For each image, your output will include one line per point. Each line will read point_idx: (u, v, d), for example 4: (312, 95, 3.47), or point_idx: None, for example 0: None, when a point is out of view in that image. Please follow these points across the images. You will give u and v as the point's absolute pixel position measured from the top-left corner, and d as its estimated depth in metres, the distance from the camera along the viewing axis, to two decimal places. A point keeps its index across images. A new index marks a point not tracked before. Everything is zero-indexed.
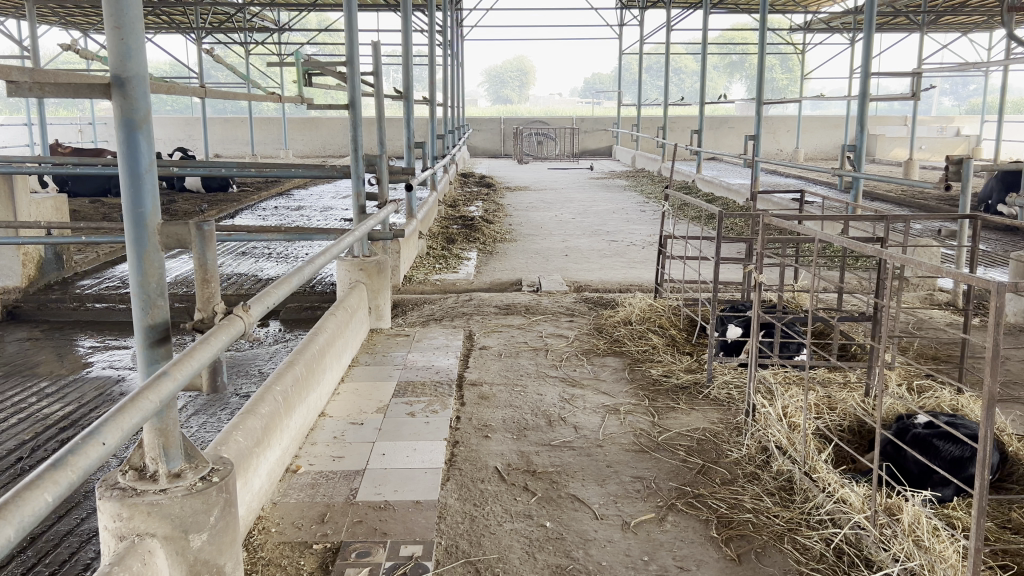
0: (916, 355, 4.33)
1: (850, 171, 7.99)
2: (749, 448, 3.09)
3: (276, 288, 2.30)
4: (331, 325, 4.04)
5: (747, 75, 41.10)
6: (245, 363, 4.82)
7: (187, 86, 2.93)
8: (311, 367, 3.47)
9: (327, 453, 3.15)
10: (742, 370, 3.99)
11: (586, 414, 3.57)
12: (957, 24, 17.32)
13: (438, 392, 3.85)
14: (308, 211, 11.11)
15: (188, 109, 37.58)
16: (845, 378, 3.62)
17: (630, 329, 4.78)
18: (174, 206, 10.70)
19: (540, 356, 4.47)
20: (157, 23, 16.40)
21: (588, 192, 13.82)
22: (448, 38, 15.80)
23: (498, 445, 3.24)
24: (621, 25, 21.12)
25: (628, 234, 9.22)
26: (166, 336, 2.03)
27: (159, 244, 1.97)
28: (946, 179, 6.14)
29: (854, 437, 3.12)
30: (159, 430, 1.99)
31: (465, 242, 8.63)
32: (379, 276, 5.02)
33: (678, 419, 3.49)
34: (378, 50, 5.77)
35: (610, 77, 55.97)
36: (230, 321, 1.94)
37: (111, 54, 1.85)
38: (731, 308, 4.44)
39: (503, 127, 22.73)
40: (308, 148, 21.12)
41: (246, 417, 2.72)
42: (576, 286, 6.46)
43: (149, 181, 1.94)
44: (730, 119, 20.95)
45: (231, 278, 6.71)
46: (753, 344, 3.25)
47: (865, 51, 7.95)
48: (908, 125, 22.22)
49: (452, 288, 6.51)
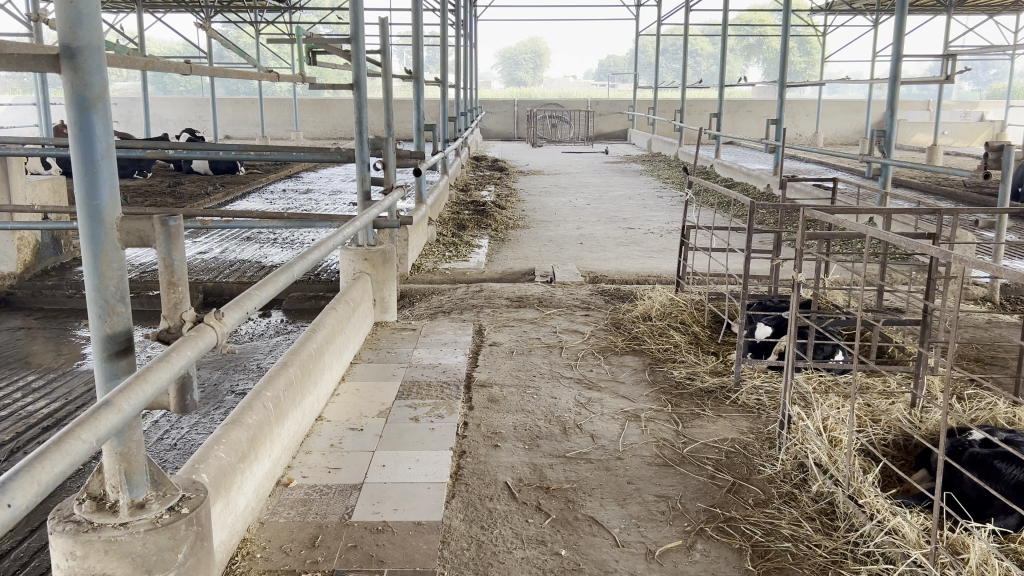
0: (959, 359, 4.04)
1: (879, 156, 7.63)
2: (784, 463, 2.82)
3: (259, 289, 2.04)
4: (330, 320, 3.77)
5: (766, 58, 40.53)
6: (244, 357, 4.57)
7: (165, 60, 2.65)
8: (307, 367, 3.20)
9: (322, 464, 2.89)
10: (773, 373, 3.71)
11: (604, 421, 3.30)
12: (984, 6, 16.83)
13: (445, 394, 3.58)
14: (317, 195, 10.85)
15: (199, 90, 37.39)
16: (885, 385, 3.34)
17: (649, 326, 4.51)
18: (180, 188, 10.46)
19: (554, 353, 4.20)
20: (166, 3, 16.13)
21: (603, 177, 13.49)
22: (461, 18, 15.41)
23: (508, 456, 2.98)
24: (638, 6, 20.68)
25: (645, 221, 8.92)
26: (127, 347, 1.76)
27: (119, 241, 1.70)
28: (985, 167, 5.79)
29: (899, 453, 2.83)
30: (119, 453, 1.74)
31: (476, 228, 8.36)
32: (384, 266, 4.76)
33: (703, 428, 3.22)
34: (387, 28, 5.44)
35: (622, 60, 55.41)
36: (200, 332, 1.67)
37: (59, 22, 1.58)
38: (761, 305, 4.14)
39: (517, 110, 22.40)
40: (319, 130, 20.84)
41: (231, 428, 2.47)
42: (591, 277, 6.18)
43: (106, 169, 1.67)
44: (748, 103, 20.53)
45: (234, 264, 6.47)
46: (789, 350, 2.96)
47: (897, 31, 7.56)
48: (931, 109, 21.71)
49: (462, 278, 6.24)
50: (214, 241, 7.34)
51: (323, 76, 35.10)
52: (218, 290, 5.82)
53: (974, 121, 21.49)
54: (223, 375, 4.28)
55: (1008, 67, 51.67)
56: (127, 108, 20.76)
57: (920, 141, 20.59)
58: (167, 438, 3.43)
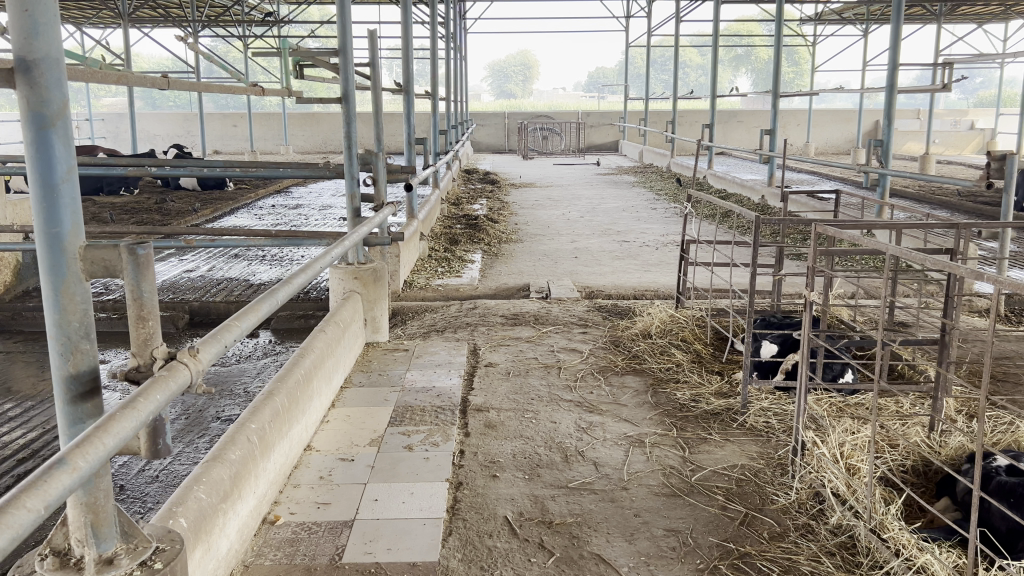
0: (972, 374, 3.89)
1: (876, 167, 7.52)
2: (799, 493, 2.68)
3: (239, 320, 1.89)
4: (319, 343, 3.61)
5: (755, 69, 40.65)
6: (230, 381, 4.40)
7: (139, 75, 2.50)
8: (294, 396, 3.04)
9: (311, 498, 2.73)
10: (781, 394, 3.56)
11: (608, 447, 3.15)
12: (973, 15, 16.85)
13: (439, 420, 3.43)
14: (306, 210, 10.68)
15: (189, 104, 37.25)
16: (899, 406, 3.20)
17: (650, 344, 4.37)
18: (167, 205, 10.29)
19: (553, 374, 4.05)
20: (152, 15, 15.99)
21: (596, 189, 13.37)
22: (452, 31, 15.32)
23: (507, 487, 2.83)
24: (628, 17, 20.63)
25: (640, 234, 8.80)
26: (94, 388, 1.60)
27: (82, 273, 1.55)
28: (987, 177, 5.68)
29: (919, 480, 2.69)
30: (85, 503, 1.58)
31: (468, 242, 8.23)
32: (375, 285, 4.62)
33: (711, 454, 3.07)
34: (376, 40, 5.30)
35: (612, 72, 55.46)
36: (173, 371, 1.52)
37: (11, 33, 1.44)
38: (765, 322, 4.00)
39: (507, 122, 22.33)
40: (308, 144, 20.70)
41: (211, 466, 2.31)
42: (588, 292, 6.04)
43: (67, 193, 1.52)
44: (740, 113, 20.49)
45: (221, 282, 6.32)
46: (801, 372, 2.81)
47: (892, 38, 7.47)
48: (921, 118, 21.73)
49: (456, 294, 6.09)
50: (202, 259, 7.18)
51: (313, 91, 35.08)
52: (205, 310, 5.66)
53: (964, 129, 21.51)
54: (209, 400, 4.10)
55: (996, 76, 52.09)
56: (113, 123, 20.59)
57: (911, 150, 20.59)
58: (149, 469, 3.27)
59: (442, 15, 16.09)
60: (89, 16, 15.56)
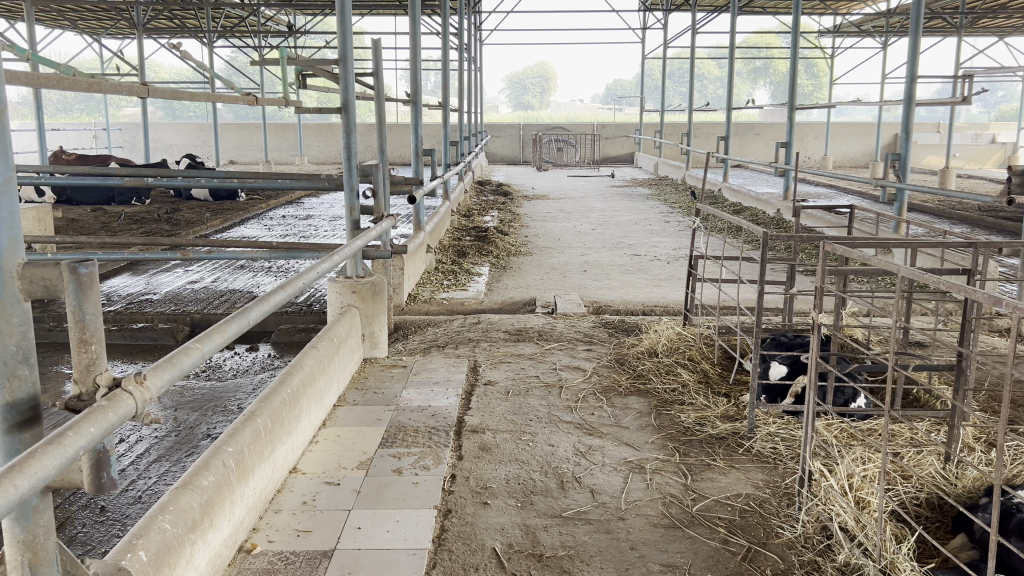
0: (991, 400, 3.71)
1: (893, 181, 7.33)
2: (805, 526, 2.53)
3: (199, 343, 1.78)
4: (310, 360, 3.49)
5: (773, 83, 40.50)
6: (224, 397, 4.28)
7: (113, 83, 2.37)
8: (279, 416, 2.92)
9: (291, 525, 2.61)
10: (790, 418, 3.41)
11: (606, 473, 3.01)
12: (995, 27, 16.63)
13: (432, 442, 3.30)
14: (316, 221, 10.62)
15: (208, 116, 37.57)
16: (913, 434, 3.04)
17: (655, 363, 4.23)
18: (177, 215, 10.25)
19: (553, 394, 3.90)
20: (169, 26, 16.06)
21: (610, 202, 13.24)
22: (467, 42, 15.27)
23: (498, 516, 2.69)
24: (644, 28, 20.50)
25: (651, 248, 8.67)
26: (34, 416, 1.48)
27: (20, 293, 1.44)
28: (1008, 193, 5.50)
29: (933, 514, 2.53)
30: (23, 540, 1.47)
31: (477, 255, 8.12)
32: (374, 299, 4.50)
33: (714, 481, 2.93)
34: (380, 49, 5.20)
35: (630, 83, 55.28)
36: (114, 401, 1.40)
37: None
38: (775, 341, 3.84)
39: (522, 133, 22.26)
40: (322, 155, 20.72)
41: (181, 493, 2.19)
42: (595, 307, 5.90)
43: (3, 205, 1.40)
44: (756, 126, 20.32)
45: (224, 294, 6.23)
46: (809, 397, 2.66)
47: (911, 51, 7.28)
48: (941, 131, 21.48)
49: (460, 308, 5.98)
50: (207, 270, 7.11)
51: (330, 100, 35.32)
52: (206, 322, 5.54)
53: (985, 143, 21.26)
54: (200, 417, 3.99)
55: (1016, 90, 51.73)
56: (131, 134, 20.70)
57: (931, 163, 20.30)
58: (132, 490, 3.15)
59: (456, 27, 16.05)
60: (106, 27, 15.64)
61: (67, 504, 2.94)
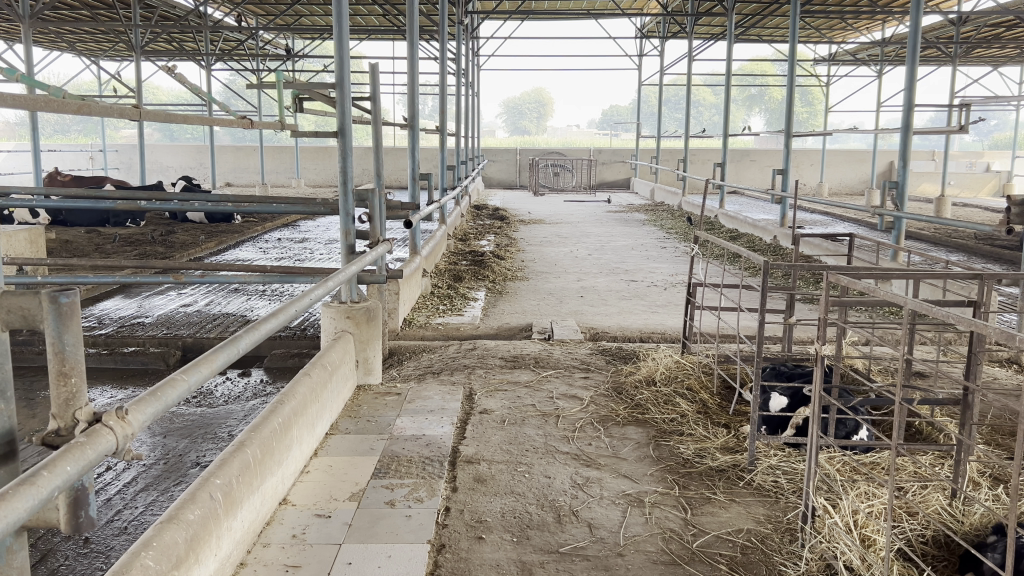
0: (994, 432, 3.66)
1: (891, 209, 7.31)
2: (809, 564, 2.46)
3: (186, 374, 1.72)
4: (302, 387, 3.42)
5: (769, 111, 40.80)
6: (213, 423, 4.21)
7: (104, 105, 2.31)
8: (269, 446, 2.85)
9: (280, 561, 2.53)
10: (791, 451, 3.34)
11: (603, 507, 2.94)
12: (988, 57, 16.77)
13: (426, 473, 3.22)
14: (312, 244, 10.57)
15: (205, 138, 37.68)
16: (919, 468, 2.98)
17: (653, 392, 4.16)
18: (172, 237, 10.21)
19: (550, 424, 3.83)
20: (167, 49, 16.13)
21: (606, 227, 13.21)
22: (464, 68, 15.33)
23: (493, 551, 2.62)
24: (641, 55, 20.62)
25: (648, 273, 8.63)
26: (11, 450, 1.43)
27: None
28: (1007, 222, 5.46)
29: (941, 552, 2.47)
30: None
31: (473, 279, 8.08)
32: (368, 325, 4.44)
33: (714, 516, 2.86)
34: (378, 72, 5.17)
35: (625, 109, 55.62)
36: (93, 438, 1.34)
37: None
38: (774, 371, 3.79)
39: (519, 158, 22.30)
40: (319, 177, 20.71)
41: (166, 527, 2.12)
42: (592, 333, 5.84)
43: None
44: (752, 152, 20.38)
45: (217, 318, 6.16)
46: (812, 430, 2.60)
47: (907, 79, 7.29)
48: (935, 159, 21.59)
49: (455, 333, 5.91)
50: (200, 293, 7.06)
51: (327, 124, 35.47)
52: (199, 346, 5.44)
53: (979, 171, 21.36)
54: (190, 444, 3.91)
55: (1008, 119, 52.21)
56: (127, 155, 20.67)
57: (926, 191, 20.37)
58: (118, 520, 3.07)
59: (454, 51, 16.11)
60: (105, 49, 15.68)
61: (50, 535, 2.86)
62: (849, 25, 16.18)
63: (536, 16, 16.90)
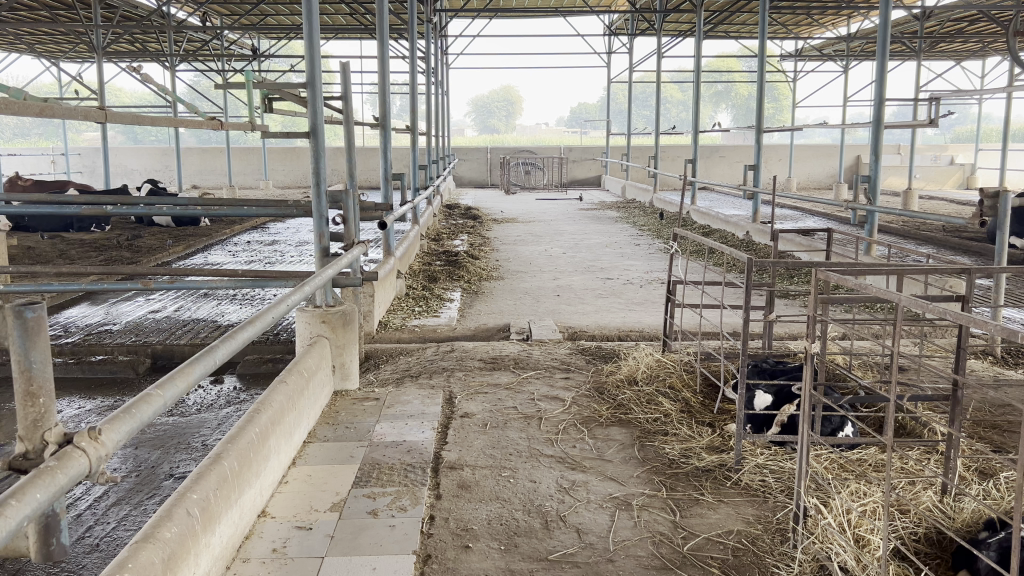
0: (976, 426, 3.66)
1: (863, 204, 7.33)
2: (803, 566, 2.43)
3: (161, 389, 1.64)
4: (280, 395, 3.33)
5: (737, 107, 41.05)
6: (186, 433, 4.09)
7: (69, 107, 2.23)
8: (247, 456, 2.76)
9: None
10: (778, 449, 3.31)
11: (591, 511, 2.89)
12: (952, 51, 16.97)
13: (409, 480, 3.15)
14: (282, 247, 10.41)
15: (170, 140, 37.09)
16: (907, 465, 2.95)
17: (636, 392, 4.12)
18: (138, 241, 10.00)
19: (533, 427, 3.77)
20: (129, 49, 15.91)
21: (579, 225, 13.18)
22: (432, 66, 15.21)
23: (481, 560, 2.56)
24: (610, 53, 20.63)
25: (623, 271, 8.59)
26: None
27: None
28: (981, 215, 5.47)
29: (932, 549, 2.45)
30: None
31: (447, 280, 8.00)
32: (345, 330, 4.35)
33: (703, 517, 2.82)
34: (349, 71, 5.06)
35: (594, 107, 55.73)
36: (65, 460, 1.27)
37: None
38: (757, 369, 3.75)
39: (489, 157, 22.21)
40: (288, 179, 20.48)
41: (142, 546, 2.03)
42: (570, 333, 5.79)
43: None
44: (721, 148, 20.47)
45: (188, 324, 6.03)
46: (802, 428, 2.56)
47: (877, 73, 7.32)
48: (901, 153, 21.83)
49: (431, 335, 5.83)
50: (170, 299, 6.91)
51: (296, 124, 35.08)
52: (169, 353, 5.32)
53: (944, 164, 21.63)
54: (162, 455, 3.79)
55: (969, 113, 53.09)
56: (90, 158, 20.27)
57: (893, 184, 20.58)
58: (89, 536, 2.96)
59: (423, 50, 16.01)
60: (65, 51, 15.36)
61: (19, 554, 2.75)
62: (815, 21, 16.27)
63: (504, 14, 16.82)
